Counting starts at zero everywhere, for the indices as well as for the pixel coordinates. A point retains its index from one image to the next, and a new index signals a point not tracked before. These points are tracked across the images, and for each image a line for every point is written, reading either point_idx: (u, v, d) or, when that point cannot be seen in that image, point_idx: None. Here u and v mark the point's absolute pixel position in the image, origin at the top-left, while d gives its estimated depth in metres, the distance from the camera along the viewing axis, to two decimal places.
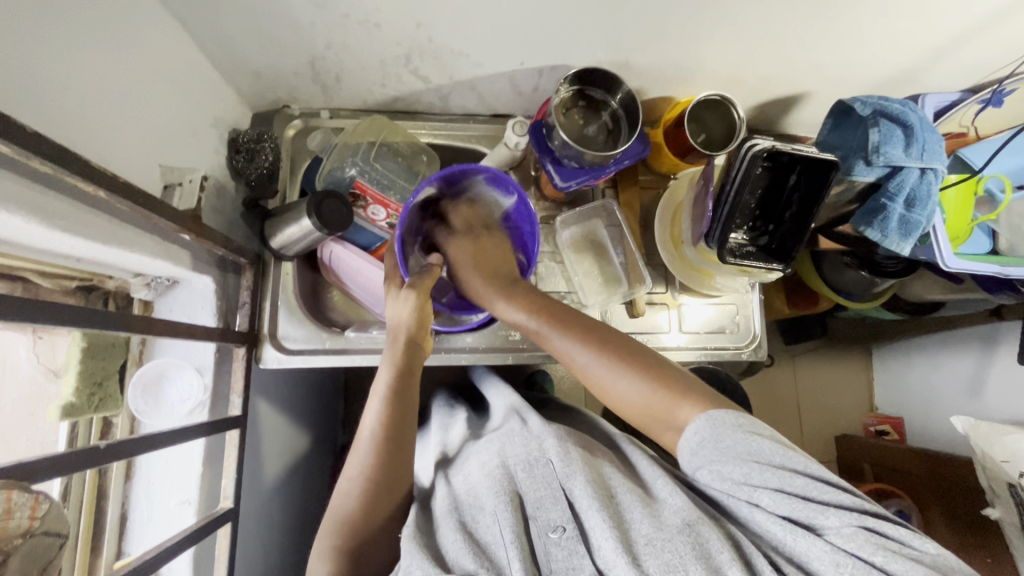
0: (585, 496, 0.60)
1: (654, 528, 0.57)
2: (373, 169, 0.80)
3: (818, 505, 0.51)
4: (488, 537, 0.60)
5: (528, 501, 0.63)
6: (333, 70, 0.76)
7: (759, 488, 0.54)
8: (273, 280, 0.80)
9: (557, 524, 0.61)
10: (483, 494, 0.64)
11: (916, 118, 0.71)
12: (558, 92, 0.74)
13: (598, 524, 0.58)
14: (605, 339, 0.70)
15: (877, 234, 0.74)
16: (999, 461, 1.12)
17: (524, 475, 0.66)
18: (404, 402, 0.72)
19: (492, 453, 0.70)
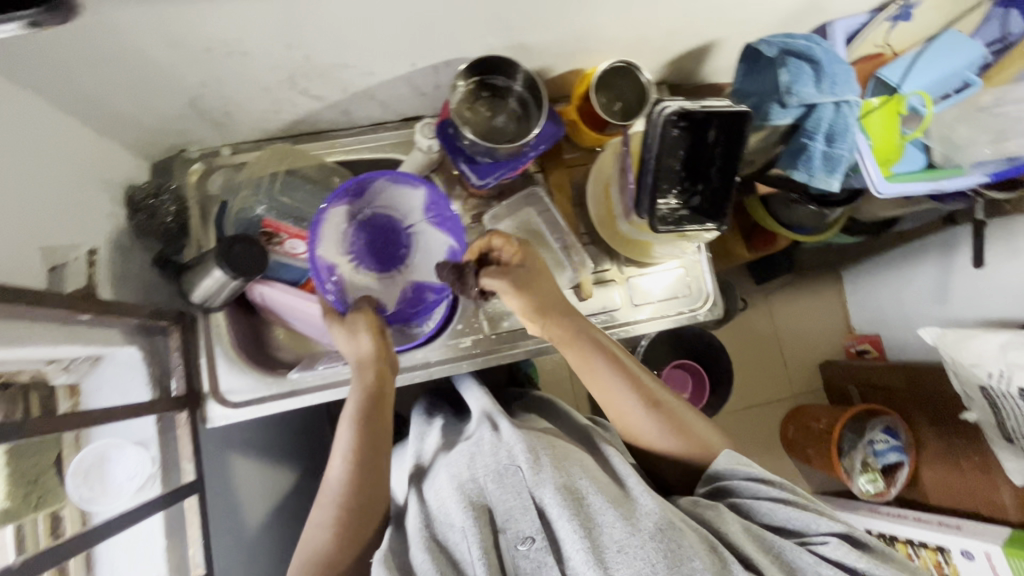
0: (555, 507, 0.62)
1: (626, 534, 0.60)
2: (281, 202, 0.77)
3: (813, 518, 0.65)
4: (460, 552, 0.62)
5: (498, 513, 0.64)
6: (219, 106, 0.71)
7: (762, 498, 0.68)
8: (205, 335, 0.77)
9: (527, 536, 0.62)
10: (452, 509, 0.64)
11: (821, 52, 0.69)
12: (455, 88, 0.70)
13: (569, 536, 0.60)
14: (657, 388, 0.77)
15: (803, 175, 0.72)
16: (968, 366, 1.14)
17: (494, 486, 0.66)
18: (374, 429, 0.71)
19: (463, 465, 0.69)
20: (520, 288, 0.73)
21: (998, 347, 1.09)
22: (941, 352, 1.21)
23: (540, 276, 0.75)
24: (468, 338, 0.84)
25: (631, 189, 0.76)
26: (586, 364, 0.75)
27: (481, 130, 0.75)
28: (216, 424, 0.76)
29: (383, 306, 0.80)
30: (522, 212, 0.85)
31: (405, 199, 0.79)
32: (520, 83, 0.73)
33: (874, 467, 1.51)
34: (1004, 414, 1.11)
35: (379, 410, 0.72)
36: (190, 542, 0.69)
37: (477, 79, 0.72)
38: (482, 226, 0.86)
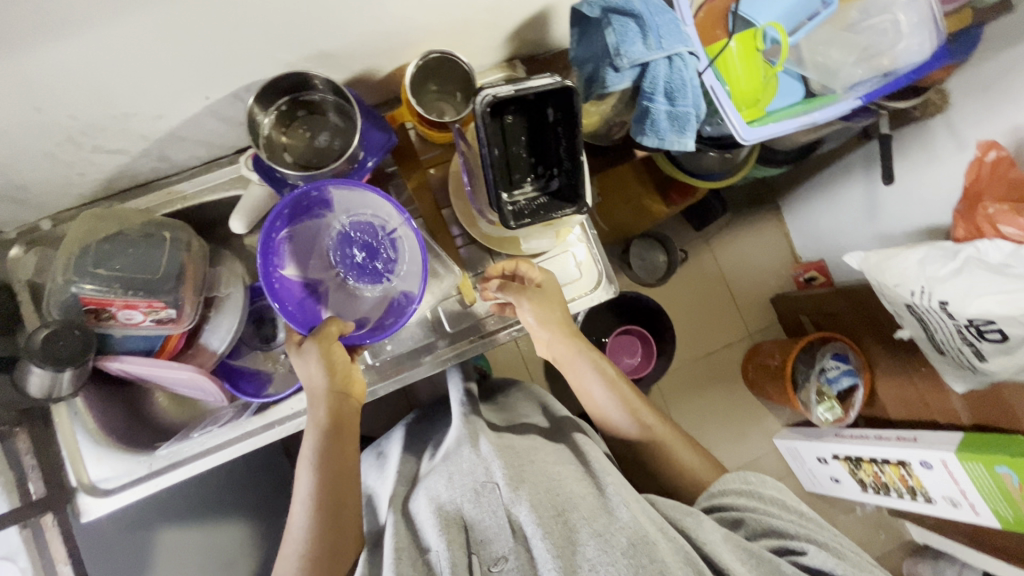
0: (530, 524, 0.59)
1: (600, 551, 0.57)
2: (102, 273, 0.68)
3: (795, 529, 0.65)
4: (433, 571, 0.60)
5: (475, 532, 0.62)
6: (5, 182, 0.64)
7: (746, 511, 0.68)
8: (61, 425, 0.72)
9: (500, 556, 0.60)
10: (429, 531, 0.63)
11: (643, 4, 0.63)
12: (257, 118, 0.65)
13: (542, 554, 0.57)
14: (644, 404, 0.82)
15: (654, 141, 0.67)
16: (893, 287, 1.12)
17: (471, 505, 0.64)
18: (338, 469, 0.67)
19: (443, 486, 0.68)
20: (536, 301, 0.77)
21: (918, 263, 1.06)
22: (868, 276, 1.18)
23: (548, 290, 0.79)
24: None
25: (482, 186, 0.70)
26: (574, 367, 0.81)
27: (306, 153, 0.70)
28: (91, 516, 0.71)
29: (365, 322, 0.72)
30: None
31: (378, 204, 0.69)
32: (331, 95, 0.68)
33: (830, 395, 1.52)
34: (932, 328, 1.09)
35: (343, 445, 0.69)
36: None
37: (282, 100, 0.67)
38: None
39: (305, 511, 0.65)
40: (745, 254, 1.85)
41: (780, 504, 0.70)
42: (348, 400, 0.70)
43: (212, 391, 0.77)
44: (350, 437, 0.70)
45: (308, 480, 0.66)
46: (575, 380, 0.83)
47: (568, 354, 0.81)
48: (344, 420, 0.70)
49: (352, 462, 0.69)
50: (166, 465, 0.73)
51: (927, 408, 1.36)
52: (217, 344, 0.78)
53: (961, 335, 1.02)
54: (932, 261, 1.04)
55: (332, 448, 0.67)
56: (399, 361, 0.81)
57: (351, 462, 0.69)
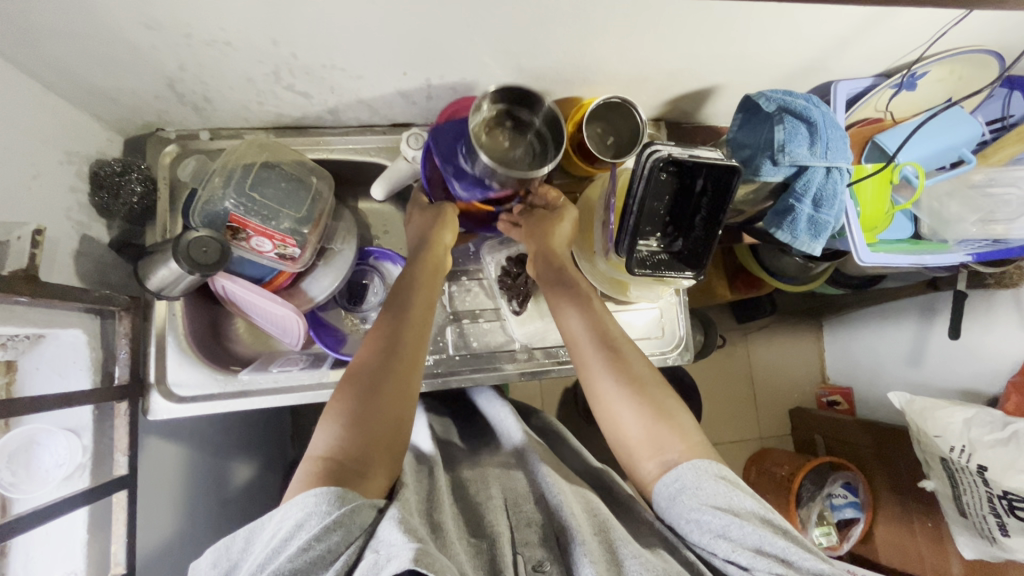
0: (574, 530, 0.56)
1: (645, 569, 0.53)
2: (252, 201, 0.72)
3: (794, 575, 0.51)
4: (501, 551, 0.56)
5: (518, 536, 0.59)
6: (199, 91, 0.68)
7: (736, 543, 0.54)
8: (157, 322, 0.75)
9: (539, 561, 0.56)
10: (481, 519, 0.60)
11: (819, 114, 0.68)
12: (479, 109, 0.65)
13: (581, 560, 0.53)
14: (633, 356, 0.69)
15: (787, 236, 0.71)
16: (932, 436, 1.14)
17: (519, 509, 0.63)
18: (398, 363, 0.65)
19: (495, 487, 0.66)
20: (546, 222, 0.76)
21: (963, 422, 1.10)
22: (907, 418, 1.20)
23: (561, 219, 0.77)
24: (430, 357, 0.81)
25: (613, 228, 0.73)
26: (586, 368, 0.69)
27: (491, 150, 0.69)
28: (157, 417, 0.74)
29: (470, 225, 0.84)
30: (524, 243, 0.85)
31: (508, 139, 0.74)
32: (543, 118, 0.69)
33: (830, 521, 1.49)
34: (961, 488, 1.10)
35: (388, 373, 0.64)
36: (114, 539, 0.67)
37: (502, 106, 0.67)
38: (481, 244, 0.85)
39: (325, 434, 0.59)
40: (776, 358, 1.87)
41: (764, 518, 0.57)
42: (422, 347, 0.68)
43: (292, 333, 0.79)
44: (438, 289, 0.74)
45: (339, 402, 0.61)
46: (590, 391, 0.69)
47: (556, 292, 0.73)
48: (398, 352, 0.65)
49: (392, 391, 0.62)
50: (243, 389, 0.76)
51: (921, 562, 1.35)
52: (320, 292, 0.81)
53: (991, 504, 1.03)
54: (979, 423, 1.07)
55: (375, 374, 0.63)
56: (477, 360, 0.82)
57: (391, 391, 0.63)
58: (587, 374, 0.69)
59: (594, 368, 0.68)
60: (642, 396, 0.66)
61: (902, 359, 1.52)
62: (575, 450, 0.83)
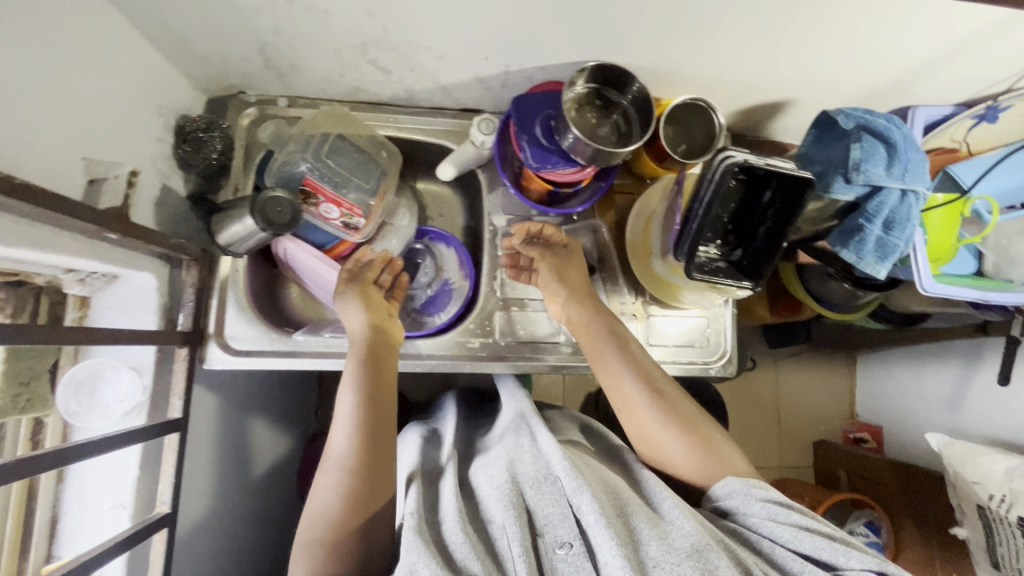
0: (592, 514, 0.56)
1: (662, 550, 0.54)
2: (326, 166, 0.75)
3: (839, 549, 0.55)
4: (500, 547, 0.55)
5: (537, 517, 0.59)
6: (286, 57, 0.71)
7: (782, 525, 0.59)
8: (220, 276, 0.77)
9: (565, 541, 0.56)
10: (492, 507, 0.59)
11: (900, 136, 0.67)
12: (574, 83, 0.69)
13: (604, 541, 0.54)
14: (663, 381, 0.72)
15: (852, 256, 0.70)
16: (970, 482, 1.10)
17: (532, 492, 0.61)
18: (382, 359, 0.71)
19: (501, 466, 0.65)
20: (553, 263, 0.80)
21: (1005, 472, 1.06)
22: (944, 461, 1.17)
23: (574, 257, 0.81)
24: (476, 340, 0.82)
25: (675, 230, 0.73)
26: (618, 384, 0.72)
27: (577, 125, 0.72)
28: (212, 367, 0.76)
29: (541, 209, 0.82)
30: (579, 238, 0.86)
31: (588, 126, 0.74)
32: (629, 99, 0.73)
33: None
34: (997, 539, 1.07)
35: (381, 370, 0.69)
36: (161, 478, 0.69)
37: (595, 85, 0.72)
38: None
39: (348, 436, 0.64)
40: (805, 388, 1.83)
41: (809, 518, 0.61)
42: (393, 337, 0.74)
43: None
44: (388, 367, 0.71)
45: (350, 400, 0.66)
46: (622, 406, 0.72)
47: (582, 316, 0.77)
48: (384, 352, 0.71)
49: (390, 390, 0.69)
50: (294, 350, 0.78)
51: None
52: None
53: None
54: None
55: (370, 372, 0.68)
56: (522, 348, 0.82)
57: (390, 390, 0.69)
58: (631, 416, 0.71)
59: (641, 410, 0.70)
60: (675, 419, 0.69)
61: (940, 402, 1.47)
62: (603, 432, 0.82)
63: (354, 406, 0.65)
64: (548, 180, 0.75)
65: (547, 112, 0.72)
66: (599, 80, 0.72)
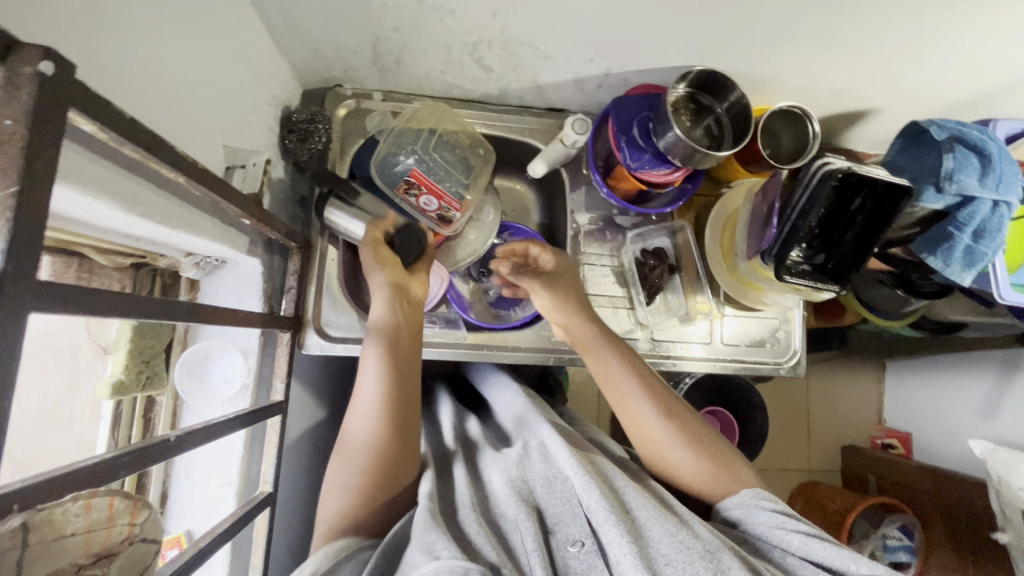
0: (603, 512, 0.56)
1: (675, 548, 0.54)
2: (431, 158, 0.77)
3: (849, 556, 0.55)
4: (514, 542, 0.56)
5: (548, 515, 0.60)
6: (395, 52, 0.72)
7: (791, 533, 0.59)
8: (317, 265, 0.79)
9: (577, 540, 0.57)
10: (503, 501, 0.61)
11: (994, 148, 0.69)
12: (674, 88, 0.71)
13: (615, 540, 0.54)
14: (672, 397, 0.71)
15: (939, 263, 0.72)
16: (1015, 488, 1.12)
17: (543, 491, 0.62)
18: (405, 355, 0.69)
19: (512, 463, 0.66)
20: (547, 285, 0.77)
21: None
22: (989, 468, 1.19)
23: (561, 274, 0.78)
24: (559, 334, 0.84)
25: (764, 233, 0.75)
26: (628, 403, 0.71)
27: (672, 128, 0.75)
28: (310, 352, 0.78)
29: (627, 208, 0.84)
30: (659, 238, 0.88)
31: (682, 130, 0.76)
32: (724, 106, 0.75)
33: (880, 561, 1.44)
34: None
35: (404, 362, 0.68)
36: (264, 459, 0.70)
37: (692, 90, 0.74)
38: (618, 233, 0.88)
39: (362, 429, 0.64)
40: (834, 393, 1.86)
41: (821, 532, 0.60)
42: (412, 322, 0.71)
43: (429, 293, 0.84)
44: (412, 362, 0.70)
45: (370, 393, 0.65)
46: (632, 423, 0.71)
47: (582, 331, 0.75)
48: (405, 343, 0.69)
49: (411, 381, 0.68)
50: None
51: None
52: (460, 257, 0.86)
53: None
54: None
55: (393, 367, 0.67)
56: None
57: (410, 381, 0.68)
58: (640, 433, 0.71)
59: (651, 430, 0.69)
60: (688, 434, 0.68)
61: (976, 410, 1.49)
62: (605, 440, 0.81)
63: (375, 408, 0.65)
64: (639, 180, 0.77)
65: (644, 114, 0.75)
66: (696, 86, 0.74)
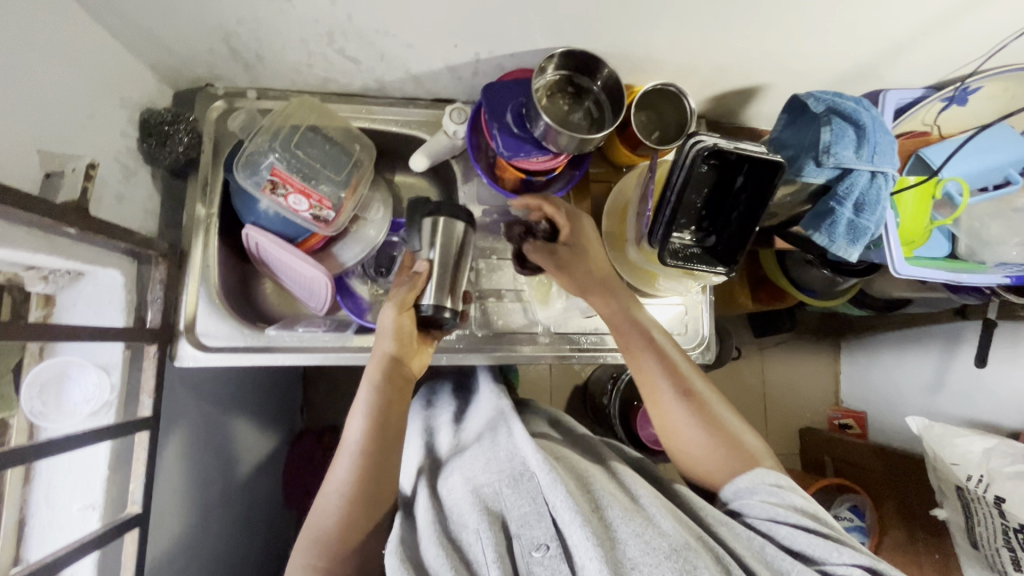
0: (568, 511, 0.56)
1: (642, 550, 0.54)
2: (295, 156, 0.73)
3: (830, 545, 0.56)
4: (473, 554, 0.56)
5: (512, 518, 0.59)
6: (252, 47, 0.69)
7: (779, 523, 0.60)
8: (190, 273, 0.76)
9: (541, 543, 0.57)
10: (466, 510, 0.59)
11: (868, 117, 0.67)
12: (542, 71, 0.69)
13: (581, 542, 0.54)
14: (698, 385, 0.72)
15: (824, 240, 0.71)
16: (948, 463, 1.11)
17: (508, 491, 0.61)
18: (398, 386, 0.69)
19: (478, 466, 0.64)
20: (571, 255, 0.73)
21: (982, 452, 1.07)
22: (924, 443, 1.17)
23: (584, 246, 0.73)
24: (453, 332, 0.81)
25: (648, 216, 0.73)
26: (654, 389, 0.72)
27: (550, 112, 0.72)
28: (184, 363, 0.75)
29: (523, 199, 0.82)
30: None
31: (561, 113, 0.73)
32: (600, 86, 0.73)
33: None
34: (975, 519, 1.07)
35: (396, 397, 0.68)
36: (132, 477, 0.68)
37: (565, 72, 0.71)
38: None
39: (354, 454, 0.65)
40: (790, 376, 1.85)
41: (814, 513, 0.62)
42: (411, 351, 0.72)
43: (319, 297, 0.80)
44: (405, 389, 0.70)
45: (360, 425, 0.66)
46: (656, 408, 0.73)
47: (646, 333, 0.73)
48: (398, 378, 0.70)
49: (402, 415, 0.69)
50: (267, 345, 0.77)
51: None
52: (349, 257, 0.83)
53: (1003, 538, 1.00)
54: (999, 454, 1.05)
55: (385, 398, 0.67)
56: (498, 339, 0.82)
57: (402, 415, 0.69)
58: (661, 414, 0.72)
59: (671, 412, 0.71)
60: (709, 420, 0.70)
61: (922, 387, 1.48)
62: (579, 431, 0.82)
63: (365, 431, 0.66)
64: (520, 168, 0.74)
65: (519, 98, 0.72)
66: (569, 67, 0.71)
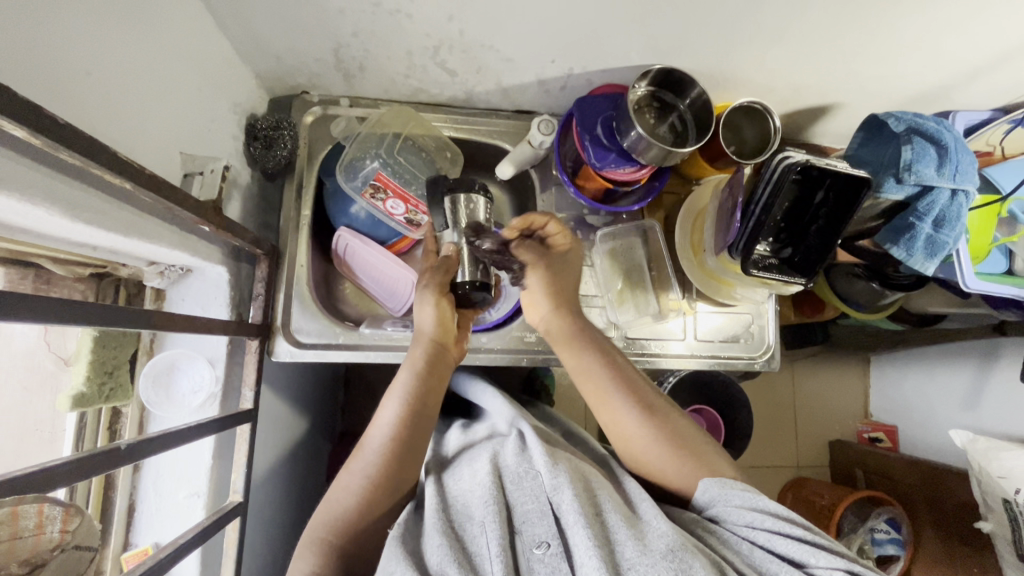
0: (573, 513, 0.53)
1: (637, 552, 0.51)
2: (396, 162, 0.79)
3: (810, 548, 0.54)
4: (476, 547, 0.53)
5: (515, 513, 0.56)
6: (357, 58, 0.73)
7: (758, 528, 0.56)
8: (286, 271, 0.79)
9: (543, 540, 0.54)
10: (474, 502, 0.57)
11: (950, 138, 0.70)
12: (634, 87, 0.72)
13: (583, 541, 0.51)
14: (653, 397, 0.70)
15: (902, 253, 0.73)
16: (995, 477, 1.12)
17: (512, 486, 0.59)
18: (436, 378, 0.70)
19: (484, 459, 0.63)
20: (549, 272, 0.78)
21: None
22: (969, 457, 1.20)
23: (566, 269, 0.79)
24: (532, 334, 0.85)
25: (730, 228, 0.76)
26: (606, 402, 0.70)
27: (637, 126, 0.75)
28: (279, 359, 0.77)
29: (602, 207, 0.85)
30: (629, 236, 0.89)
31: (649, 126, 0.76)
32: (686, 104, 0.76)
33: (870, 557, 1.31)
34: None
35: (433, 387, 0.69)
36: (233, 467, 0.70)
37: (653, 88, 0.75)
38: (588, 232, 0.88)
39: (384, 433, 0.64)
40: (820, 388, 1.86)
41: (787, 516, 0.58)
42: (450, 345, 0.74)
43: (399, 298, 0.84)
44: (441, 382, 0.71)
45: (393, 407, 0.66)
46: (610, 425, 0.70)
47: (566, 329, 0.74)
48: (438, 366, 0.71)
49: (435, 407, 0.69)
50: (358, 343, 0.80)
51: None
52: None
53: None
54: None
55: (422, 384, 0.68)
56: None
57: (435, 407, 0.69)
58: (612, 420, 0.69)
59: (621, 414, 0.68)
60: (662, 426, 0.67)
61: (958, 402, 1.50)
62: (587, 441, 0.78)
63: (398, 412, 0.66)
64: (604, 178, 0.77)
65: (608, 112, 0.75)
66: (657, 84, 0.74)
